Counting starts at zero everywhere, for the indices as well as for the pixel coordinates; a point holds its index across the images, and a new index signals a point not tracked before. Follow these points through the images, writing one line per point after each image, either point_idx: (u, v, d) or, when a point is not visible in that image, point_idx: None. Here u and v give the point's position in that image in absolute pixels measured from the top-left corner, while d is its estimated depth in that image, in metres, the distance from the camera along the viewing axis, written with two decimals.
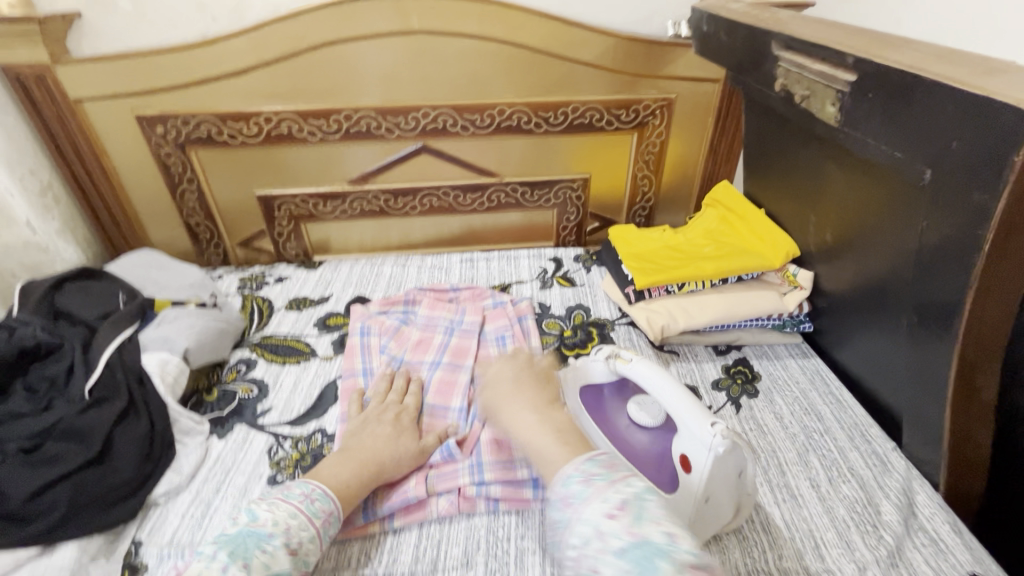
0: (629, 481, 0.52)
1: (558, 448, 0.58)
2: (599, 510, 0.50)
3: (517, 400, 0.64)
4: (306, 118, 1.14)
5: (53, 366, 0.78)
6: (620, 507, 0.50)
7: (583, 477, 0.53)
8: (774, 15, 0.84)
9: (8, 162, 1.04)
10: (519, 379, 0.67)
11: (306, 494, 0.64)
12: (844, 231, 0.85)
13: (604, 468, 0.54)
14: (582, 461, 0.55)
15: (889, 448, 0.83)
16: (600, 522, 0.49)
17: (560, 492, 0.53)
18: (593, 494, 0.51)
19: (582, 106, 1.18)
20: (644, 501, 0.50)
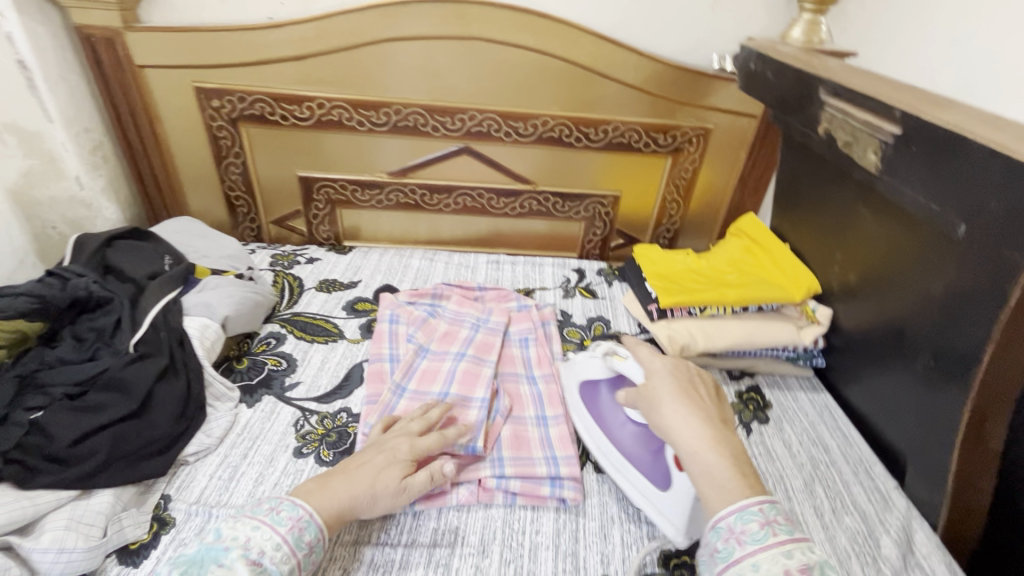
0: (812, 545, 0.54)
1: (723, 471, 0.60)
2: (779, 562, 0.52)
3: (679, 407, 0.66)
4: (356, 108, 1.18)
5: (101, 319, 0.81)
6: (802, 568, 0.52)
7: (734, 527, 0.55)
8: (822, 62, 0.89)
9: (67, 118, 1.08)
10: (683, 390, 0.69)
11: (273, 507, 0.62)
12: (869, 274, 0.89)
13: (785, 519, 0.56)
14: (765, 503, 0.57)
15: (891, 487, 0.85)
16: (780, 574, 0.51)
17: (721, 528, 0.56)
18: (771, 542, 0.53)
19: (622, 126, 1.23)
20: (828, 570, 0.53)
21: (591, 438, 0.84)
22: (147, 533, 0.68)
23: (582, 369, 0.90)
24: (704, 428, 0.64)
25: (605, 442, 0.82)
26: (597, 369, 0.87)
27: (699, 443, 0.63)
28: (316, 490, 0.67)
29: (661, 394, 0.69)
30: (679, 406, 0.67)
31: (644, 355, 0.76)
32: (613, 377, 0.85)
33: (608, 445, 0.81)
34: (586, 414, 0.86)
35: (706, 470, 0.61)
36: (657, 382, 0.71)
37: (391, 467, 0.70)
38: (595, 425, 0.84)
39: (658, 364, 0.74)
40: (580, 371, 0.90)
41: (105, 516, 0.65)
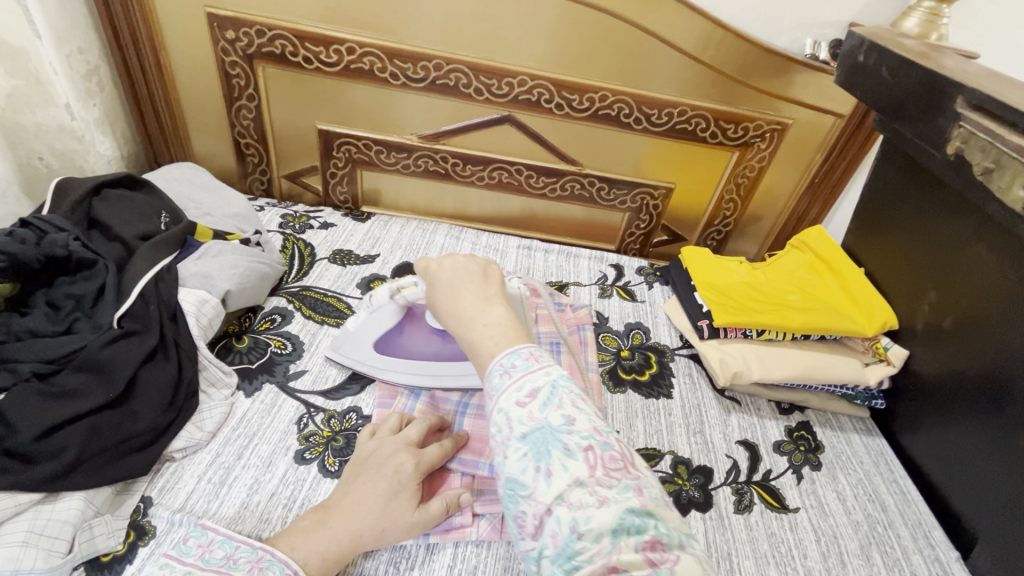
0: (547, 369, 0.46)
1: (488, 341, 0.50)
2: (510, 399, 0.45)
3: (462, 298, 0.56)
4: (391, 57, 1.03)
5: (82, 284, 0.70)
6: (530, 395, 0.44)
7: (503, 371, 0.47)
8: (959, 66, 0.74)
9: (57, 36, 0.91)
10: (462, 281, 0.58)
11: (253, 562, 0.52)
12: (970, 321, 0.77)
13: (525, 359, 0.47)
14: (504, 354, 0.48)
15: (953, 558, 0.77)
16: (510, 411, 0.44)
17: (484, 386, 0.48)
18: (508, 385, 0.46)
19: (689, 111, 1.08)
20: (557, 387, 0.45)
21: (414, 374, 0.78)
22: (122, 544, 0.58)
23: (365, 330, 0.77)
24: (491, 307, 0.54)
25: (429, 365, 0.77)
26: (389, 319, 0.76)
27: (488, 320, 0.52)
28: (311, 527, 0.58)
29: (448, 297, 0.57)
30: (466, 299, 0.55)
31: (439, 261, 0.61)
32: (402, 316, 0.77)
33: (428, 366, 0.77)
34: (392, 360, 0.79)
35: (475, 345, 0.51)
36: (435, 284, 0.59)
37: (398, 497, 0.61)
38: (403, 360, 0.78)
39: (441, 261, 0.61)
40: (375, 328, 0.76)
41: (71, 526, 0.56)
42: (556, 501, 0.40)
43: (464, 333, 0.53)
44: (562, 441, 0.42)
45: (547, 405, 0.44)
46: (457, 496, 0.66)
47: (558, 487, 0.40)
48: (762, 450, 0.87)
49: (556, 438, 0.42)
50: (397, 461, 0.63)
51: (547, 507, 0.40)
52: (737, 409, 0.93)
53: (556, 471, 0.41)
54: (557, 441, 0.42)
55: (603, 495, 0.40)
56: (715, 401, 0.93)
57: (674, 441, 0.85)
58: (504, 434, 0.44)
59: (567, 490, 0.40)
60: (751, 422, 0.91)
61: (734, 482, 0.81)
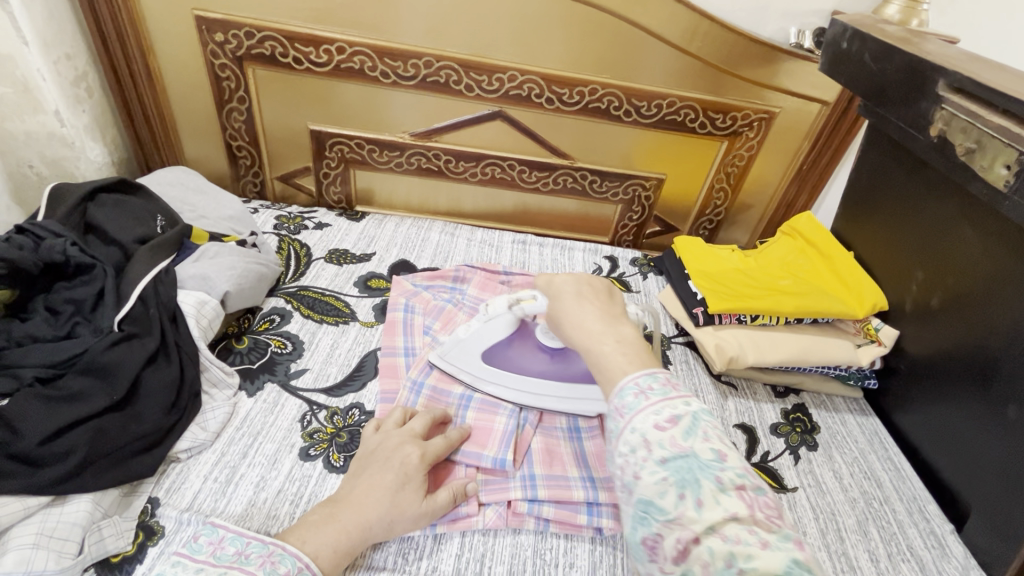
0: (687, 400, 0.48)
1: (619, 357, 0.53)
2: (649, 422, 0.46)
3: (587, 313, 0.60)
4: (381, 56, 1.03)
5: (80, 289, 0.70)
6: (671, 420, 0.46)
7: (639, 392, 0.49)
8: (939, 50, 0.76)
9: (44, 42, 0.91)
10: (589, 298, 0.62)
11: (265, 557, 0.52)
12: (957, 298, 0.79)
13: (662, 385, 0.49)
14: (639, 376, 0.50)
15: (947, 531, 0.79)
16: (650, 434, 0.46)
17: (613, 405, 0.50)
18: (645, 407, 0.47)
19: (677, 102, 1.09)
20: (699, 419, 0.46)
21: (514, 389, 0.78)
22: (131, 545, 0.59)
23: (475, 340, 0.77)
24: (622, 326, 0.58)
25: (534, 383, 0.77)
26: (503, 330, 0.77)
27: (619, 337, 0.56)
28: (322, 520, 0.59)
29: (572, 312, 0.61)
30: (593, 316, 0.59)
31: (558, 279, 0.66)
32: (515, 330, 0.77)
33: (534, 384, 0.78)
34: (493, 372, 0.78)
35: (602, 360, 0.54)
36: (557, 298, 0.63)
37: (406, 488, 0.62)
38: (510, 375, 0.78)
39: (564, 278, 0.65)
40: (486, 337, 0.77)
41: (80, 527, 0.56)
42: (706, 531, 0.40)
43: (591, 348, 0.56)
44: (713, 474, 0.43)
45: (691, 435, 0.45)
46: (463, 486, 0.67)
47: (710, 518, 0.41)
48: (759, 432, 0.88)
49: (705, 470, 0.43)
50: (404, 453, 0.64)
51: (696, 534, 0.40)
52: (733, 393, 0.95)
53: (708, 502, 0.41)
54: (707, 473, 0.43)
55: (763, 537, 0.40)
56: (712, 387, 0.95)
57: None
58: (641, 456, 0.45)
59: (722, 522, 0.40)
60: (748, 405, 0.93)
61: None
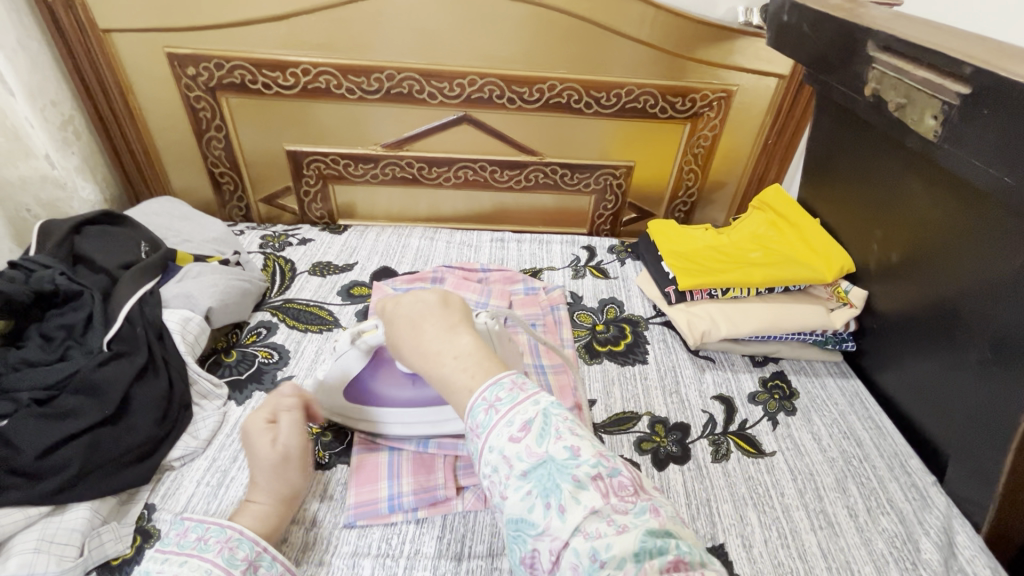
0: (535, 399, 0.49)
1: (461, 376, 0.51)
2: (503, 436, 0.47)
3: (424, 332, 0.55)
4: (345, 73, 1.08)
5: (70, 314, 0.75)
6: (524, 428, 0.47)
7: (489, 406, 0.49)
8: (870, 12, 0.78)
9: (30, 91, 0.97)
10: (427, 314, 0.56)
11: (224, 543, 0.55)
12: (913, 252, 0.80)
13: (509, 391, 0.49)
14: (485, 388, 0.50)
15: (929, 483, 0.80)
16: (506, 449, 0.47)
17: (469, 425, 0.50)
18: (497, 421, 0.48)
19: (636, 90, 1.12)
20: (550, 417, 0.48)
21: (390, 421, 0.74)
22: (129, 548, 0.62)
23: (336, 379, 0.71)
24: (459, 336, 0.54)
25: (401, 411, 0.72)
26: (356, 366, 0.70)
27: (459, 352, 0.52)
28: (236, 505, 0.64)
29: (409, 333, 0.56)
30: (429, 332, 0.54)
31: (399, 299, 0.59)
32: (371, 362, 0.70)
33: (403, 411, 0.73)
34: (371, 407, 0.74)
35: (448, 384, 0.51)
36: (394, 323, 0.58)
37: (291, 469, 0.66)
38: (380, 407, 0.73)
39: (404, 298, 0.59)
40: (342, 372, 0.70)
41: (80, 533, 0.60)
42: (572, 534, 0.43)
43: (434, 369, 0.53)
44: (570, 473, 0.45)
45: (544, 438, 0.47)
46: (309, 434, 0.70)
47: (574, 521, 0.43)
48: (737, 402, 0.90)
49: (563, 471, 0.45)
50: (271, 437, 0.67)
51: (564, 541, 0.43)
52: (711, 366, 0.96)
53: (569, 505, 0.44)
54: (565, 474, 0.45)
55: (620, 522, 0.43)
56: (689, 362, 0.97)
57: (652, 403, 0.88)
58: (503, 474, 0.47)
59: (584, 521, 0.43)
60: (726, 377, 0.95)
61: (710, 434, 0.84)
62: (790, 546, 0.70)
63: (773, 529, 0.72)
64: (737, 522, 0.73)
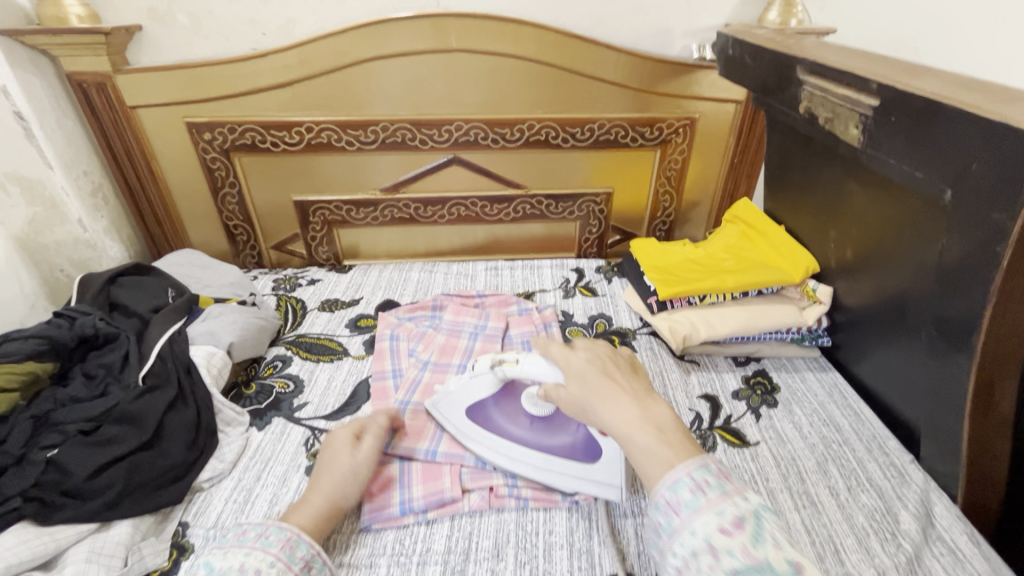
0: (747, 496, 0.51)
1: (663, 450, 0.55)
2: (711, 524, 0.49)
3: (620, 396, 0.60)
4: (344, 128, 1.20)
5: (109, 354, 0.83)
6: (737, 523, 0.49)
7: (697, 488, 0.51)
8: (799, 42, 0.89)
9: (65, 164, 1.10)
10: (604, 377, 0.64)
11: (285, 541, 0.61)
12: (864, 247, 0.88)
13: (716, 477, 0.52)
14: (693, 469, 0.53)
15: (907, 461, 0.84)
16: (714, 538, 0.48)
17: (667, 498, 0.52)
18: (706, 506, 0.50)
19: (607, 123, 1.24)
20: (763, 519, 0.49)
21: (497, 454, 0.79)
22: (167, 561, 0.68)
23: (462, 395, 0.83)
24: (654, 404, 0.60)
25: (513, 446, 0.79)
26: (488, 389, 0.82)
27: (660, 420, 0.58)
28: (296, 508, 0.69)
29: (597, 396, 0.62)
30: (620, 404, 0.59)
31: (572, 354, 0.68)
32: (501, 389, 0.83)
33: (515, 450, 0.79)
34: (481, 432, 0.81)
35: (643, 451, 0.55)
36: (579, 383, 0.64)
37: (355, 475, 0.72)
38: (491, 435, 0.81)
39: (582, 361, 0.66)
40: (471, 393, 0.83)
41: (123, 546, 0.68)
42: None
43: (632, 435, 0.57)
44: None
45: (760, 541, 0.48)
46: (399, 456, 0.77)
47: None
48: (721, 399, 0.96)
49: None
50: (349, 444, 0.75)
51: None
52: (696, 369, 1.03)
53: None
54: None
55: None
56: (675, 366, 1.04)
57: None
58: (710, 565, 0.47)
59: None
60: (710, 377, 1.01)
61: (697, 429, 0.90)
62: (776, 525, 0.75)
63: None
64: None
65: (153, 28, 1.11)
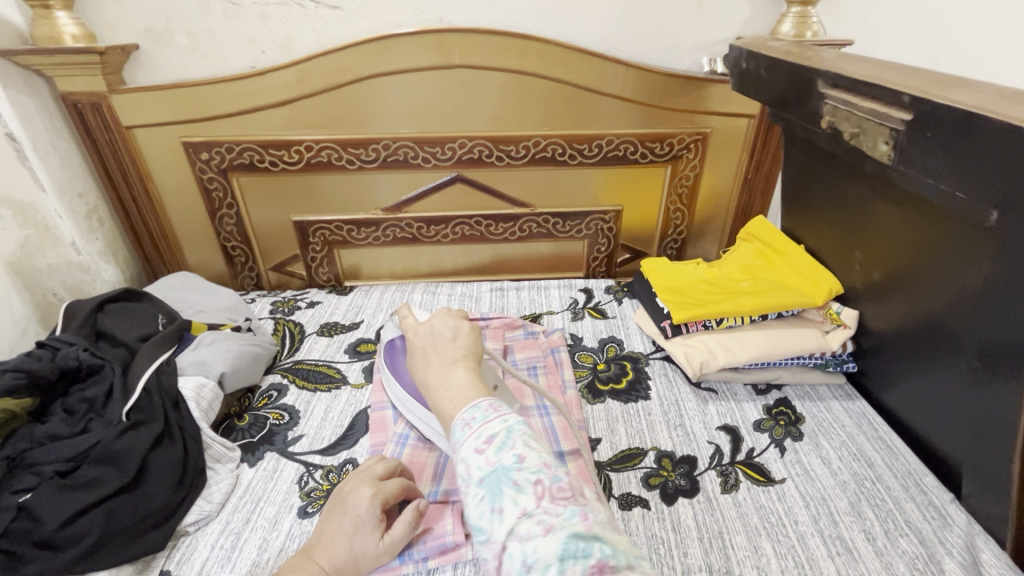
0: (504, 418, 0.52)
1: (449, 406, 0.56)
2: (469, 447, 0.50)
3: (430, 365, 0.62)
4: (345, 147, 1.17)
5: (92, 388, 0.79)
6: (488, 441, 0.50)
7: (465, 425, 0.53)
8: (819, 54, 0.85)
9: (59, 186, 1.08)
10: (434, 347, 0.65)
11: None
12: (892, 268, 0.83)
13: (484, 411, 0.53)
14: (466, 409, 0.54)
15: (948, 500, 0.78)
16: (469, 458, 0.50)
17: (451, 442, 0.53)
18: (469, 435, 0.51)
19: (616, 139, 1.20)
20: (512, 431, 0.50)
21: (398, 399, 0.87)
22: None
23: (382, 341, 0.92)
24: (454, 370, 0.60)
25: (405, 397, 0.85)
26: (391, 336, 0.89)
27: (451, 384, 0.58)
28: (296, 567, 0.61)
29: (421, 361, 0.64)
30: (432, 364, 0.62)
31: (417, 328, 0.68)
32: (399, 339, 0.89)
33: (406, 398, 0.84)
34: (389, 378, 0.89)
35: (438, 408, 0.57)
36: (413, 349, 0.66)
37: (362, 533, 0.65)
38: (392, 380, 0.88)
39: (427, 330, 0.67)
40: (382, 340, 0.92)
41: None
42: (510, 535, 0.44)
43: (432, 398, 0.59)
44: (513, 478, 0.47)
45: (502, 449, 0.49)
46: (417, 512, 0.68)
47: (510, 522, 0.45)
48: (743, 431, 0.90)
49: (509, 477, 0.47)
50: (357, 496, 0.67)
51: (503, 542, 0.45)
52: (714, 398, 0.97)
53: (509, 506, 0.46)
54: (509, 479, 0.47)
55: (550, 522, 0.44)
56: (692, 394, 0.98)
57: (657, 437, 0.89)
58: (466, 481, 0.49)
59: (517, 523, 0.45)
60: (730, 407, 0.95)
61: (718, 465, 0.84)
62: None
63: (790, 558, 0.71)
64: (752, 553, 0.71)
65: (151, 47, 1.09)
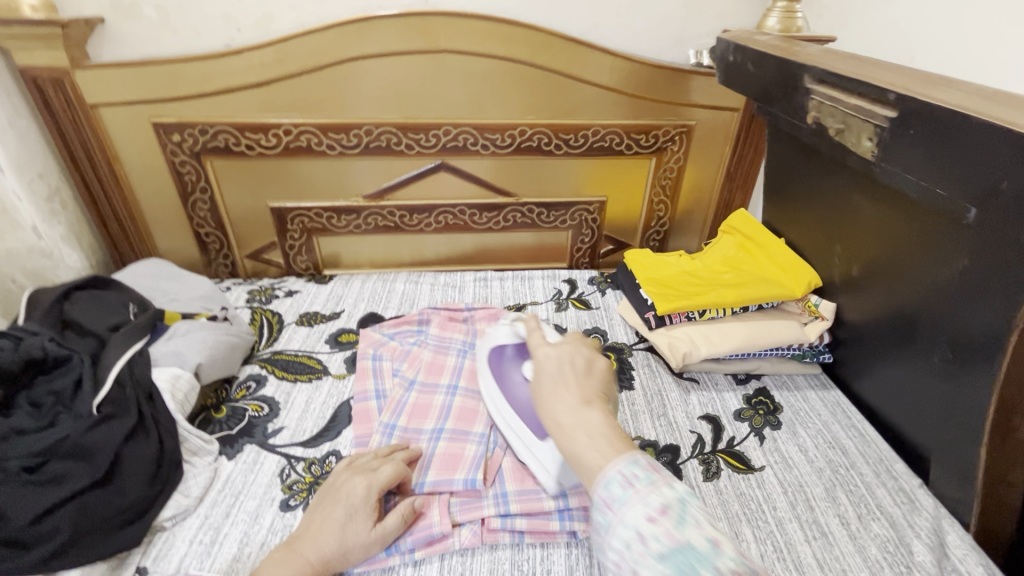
0: (671, 484, 0.49)
1: (592, 454, 0.54)
2: (640, 513, 0.47)
3: (561, 399, 0.61)
4: (325, 131, 1.14)
5: (59, 380, 0.76)
6: (662, 510, 0.47)
7: (626, 482, 0.50)
8: (804, 50, 0.86)
9: (19, 166, 1.02)
10: (563, 378, 0.63)
11: None
12: (870, 262, 0.85)
13: (645, 470, 0.50)
14: (622, 463, 0.51)
15: (916, 485, 0.81)
16: (642, 526, 0.47)
17: (602, 496, 0.50)
18: (634, 498, 0.48)
19: (601, 130, 1.19)
20: (687, 505, 0.48)
21: (496, 405, 0.81)
22: None
23: (490, 340, 0.87)
24: (590, 412, 0.58)
25: (503, 406, 0.79)
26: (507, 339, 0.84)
27: (591, 430, 0.56)
28: (282, 558, 0.61)
29: (552, 391, 0.62)
30: (566, 404, 0.60)
31: (545, 350, 0.68)
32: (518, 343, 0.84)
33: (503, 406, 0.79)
34: (489, 380, 0.83)
35: (578, 457, 0.55)
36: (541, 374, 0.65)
37: (354, 522, 0.65)
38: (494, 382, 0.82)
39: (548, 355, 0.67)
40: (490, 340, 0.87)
41: None
42: None
43: (565, 442, 0.57)
44: (712, 564, 0.44)
45: (683, 523, 0.46)
46: (411, 507, 0.69)
47: None
48: (723, 420, 0.92)
49: (702, 560, 0.44)
50: (351, 485, 0.68)
51: None
52: (696, 388, 0.99)
53: None
54: (703, 561, 0.44)
55: None
56: (674, 385, 0.99)
57: (641, 427, 0.90)
58: (638, 552, 0.46)
59: None
60: (710, 396, 0.97)
61: (700, 453, 0.86)
62: (787, 560, 0.71)
63: (768, 543, 0.73)
64: (733, 539, 0.73)
65: (117, 21, 1.03)
